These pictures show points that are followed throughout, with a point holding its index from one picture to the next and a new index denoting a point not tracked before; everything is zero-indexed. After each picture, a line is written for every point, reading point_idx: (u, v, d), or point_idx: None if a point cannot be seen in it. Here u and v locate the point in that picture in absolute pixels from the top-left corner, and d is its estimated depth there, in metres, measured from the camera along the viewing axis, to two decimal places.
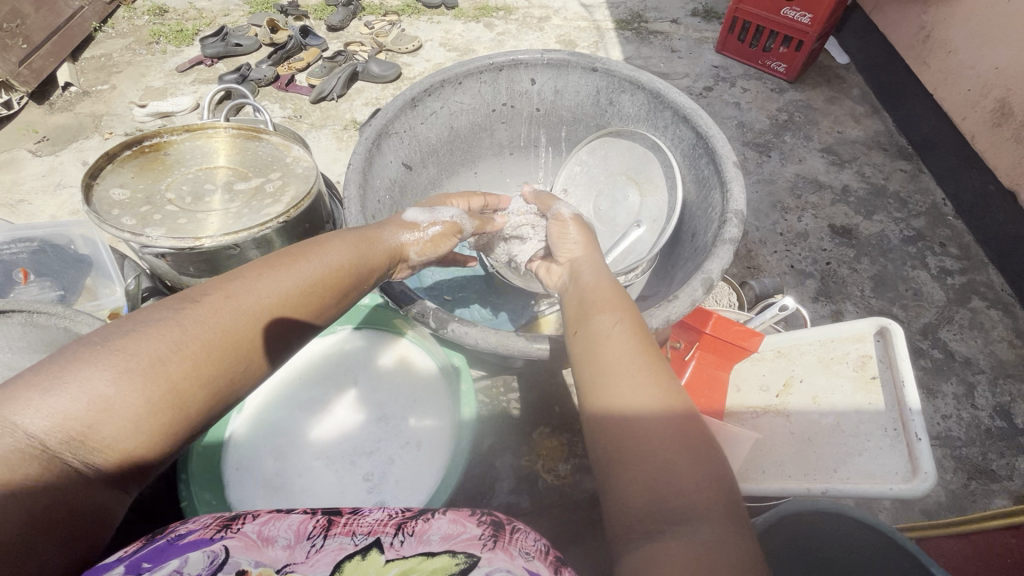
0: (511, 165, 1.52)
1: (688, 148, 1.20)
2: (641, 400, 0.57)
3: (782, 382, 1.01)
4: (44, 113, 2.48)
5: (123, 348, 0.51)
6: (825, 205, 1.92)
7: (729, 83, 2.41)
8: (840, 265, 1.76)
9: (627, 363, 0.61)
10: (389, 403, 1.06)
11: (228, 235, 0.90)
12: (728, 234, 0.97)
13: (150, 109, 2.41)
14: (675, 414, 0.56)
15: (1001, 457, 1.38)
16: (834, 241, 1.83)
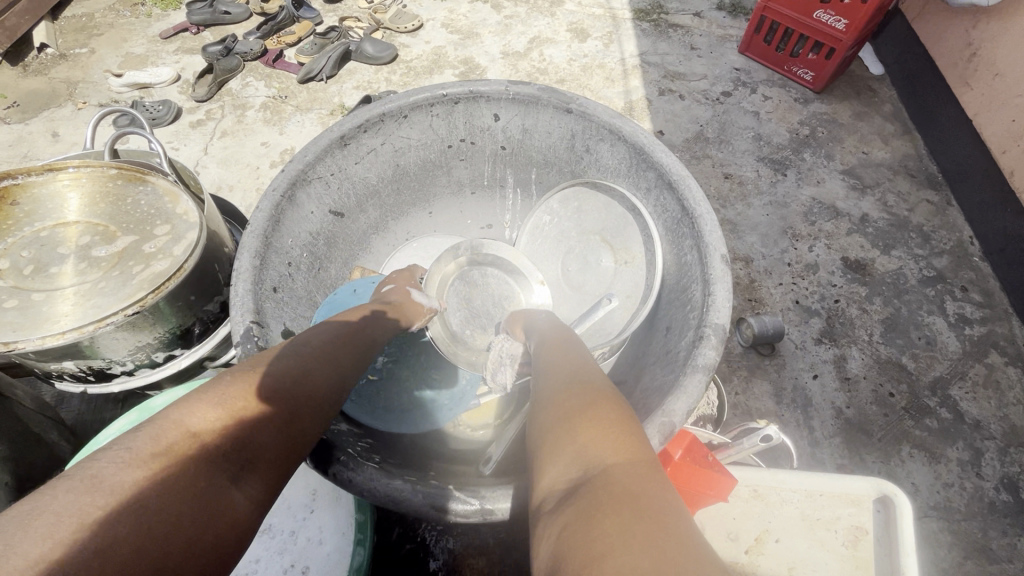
0: (473, 207, 1.29)
1: (671, 221, 0.98)
2: (583, 427, 0.54)
3: (755, 535, 0.82)
4: (17, 75, 2.28)
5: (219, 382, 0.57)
6: (840, 235, 1.63)
7: (750, 89, 2.06)
8: (849, 304, 1.48)
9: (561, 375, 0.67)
10: (282, 518, 0.90)
11: (55, 335, 0.73)
12: (703, 358, 0.77)
13: (126, 79, 2.18)
14: (608, 425, 0.53)
15: (1004, 535, 1.16)
16: (845, 277, 1.55)
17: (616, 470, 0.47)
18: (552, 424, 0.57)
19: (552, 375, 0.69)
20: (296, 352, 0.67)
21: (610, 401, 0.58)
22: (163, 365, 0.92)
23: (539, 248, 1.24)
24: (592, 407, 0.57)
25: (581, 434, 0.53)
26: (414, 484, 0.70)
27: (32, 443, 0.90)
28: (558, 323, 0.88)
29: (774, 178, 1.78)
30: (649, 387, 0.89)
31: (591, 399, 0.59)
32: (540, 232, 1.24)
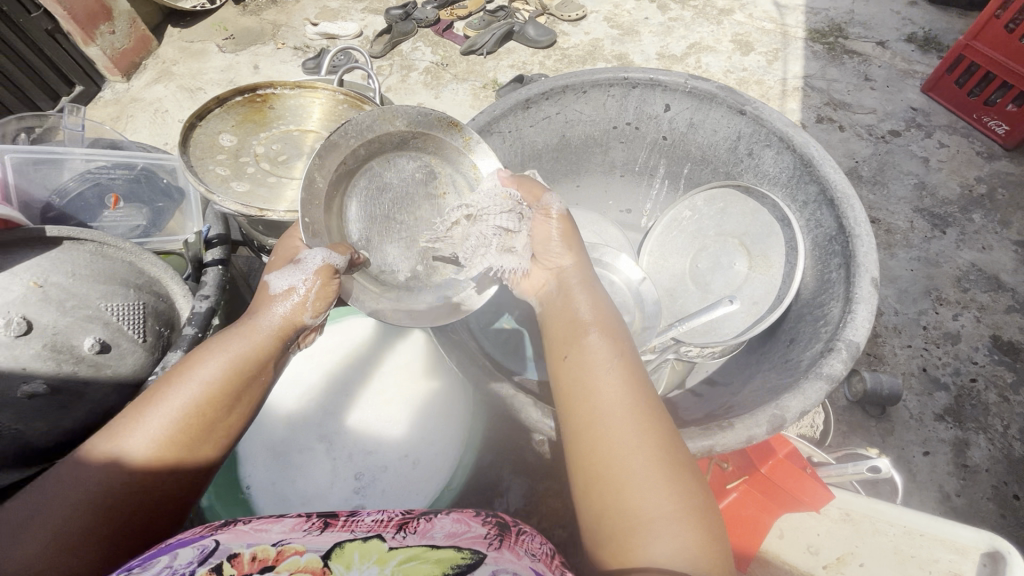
0: (618, 189, 1.38)
1: (823, 237, 0.98)
2: (646, 499, 0.50)
3: (838, 554, 0.83)
4: (236, 12, 2.66)
5: (146, 400, 0.53)
6: (996, 310, 1.48)
7: (924, 132, 1.90)
8: (989, 388, 1.35)
9: (613, 413, 0.56)
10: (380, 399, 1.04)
11: (291, 210, 0.89)
12: (830, 368, 0.78)
13: (319, 28, 2.48)
14: (683, 501, 0.51)
15: None
16: (992, 356, 1.41)
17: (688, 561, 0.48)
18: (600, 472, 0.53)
19: (579, 392, 0.59)
20: (201, 368, 0.55)
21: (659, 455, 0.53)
22: None
23: (672, 240, 1.28)
24: (649, 487, 0.51)
25: (663, 507, 0.50)
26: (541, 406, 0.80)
27: (235, 296, 1.11)
28: (623, 338, 0.64)
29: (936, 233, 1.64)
30: (760, 389, 0.92)
31: (647, 456, 0.53)
32: (676, 224, 1.28)
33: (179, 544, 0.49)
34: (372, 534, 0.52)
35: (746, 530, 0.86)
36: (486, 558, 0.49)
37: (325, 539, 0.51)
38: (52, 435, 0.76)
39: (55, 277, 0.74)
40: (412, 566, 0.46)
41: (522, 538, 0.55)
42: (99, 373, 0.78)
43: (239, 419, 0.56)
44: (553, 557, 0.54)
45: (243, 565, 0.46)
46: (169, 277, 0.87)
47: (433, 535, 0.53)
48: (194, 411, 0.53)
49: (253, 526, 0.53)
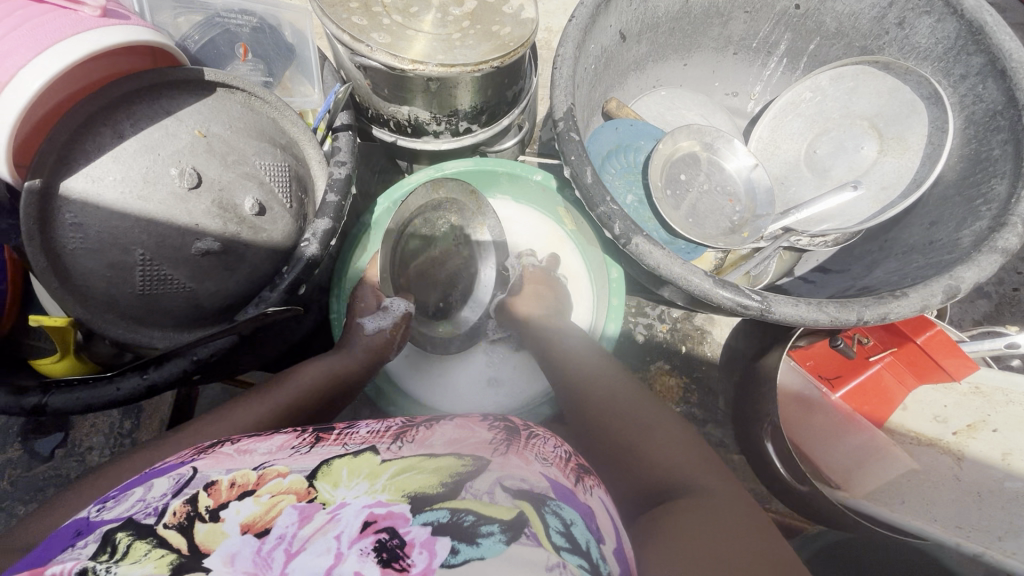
0: (727, 69, 1.27)
1: (983, 113, 0.93)
2: (651, 446, 0.63)
3: (969, 421, 0.86)
4: None
5: (235, 406, 0.70)
6: None
7: None
8: None
9: (602, 389, 0.75)
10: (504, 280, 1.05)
11: (444, 67, 0.82)
12: (1004, 241, 0.77)
13: None
14: (678, 441, 0.64)
15: None
16: None
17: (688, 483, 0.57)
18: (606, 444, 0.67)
19: (574, 386, 0.78)
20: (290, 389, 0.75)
21: (649, 419, 0.67)
22: (458, 136, 1.04)
23: (786, 124, 1.20)
24: (645, 433, 0.65)
25: (654, 447, 0.63)
26: (708, 275, 0.78)
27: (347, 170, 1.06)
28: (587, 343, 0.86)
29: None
30: (902, 270, 0.91)
31: (643, 424, 0.67)
32: (792, 107, 1.19)
33: (162, 471, 0.50)
34: (365, 448, 0.53)
35: (883, 401, 0.89)
36: (490, 465, 0.50)
37: (312, 456, 0.52)
38: (221, 297, 0.74)
39: (215, 127, 0.69)
40: (407, 478, 0.47)
41: (532, 442, 0.57)
42: (257, 237, 0.74)
43: (338, 399, 0.81)
44: (568, 461, 0.56)
45: (222, 493, 0.45)
46: (307, 141, 0.82)
47: (432, 443, 0.54)
48: (300, 401, 0.74)
49: (237, 448, 0.54)
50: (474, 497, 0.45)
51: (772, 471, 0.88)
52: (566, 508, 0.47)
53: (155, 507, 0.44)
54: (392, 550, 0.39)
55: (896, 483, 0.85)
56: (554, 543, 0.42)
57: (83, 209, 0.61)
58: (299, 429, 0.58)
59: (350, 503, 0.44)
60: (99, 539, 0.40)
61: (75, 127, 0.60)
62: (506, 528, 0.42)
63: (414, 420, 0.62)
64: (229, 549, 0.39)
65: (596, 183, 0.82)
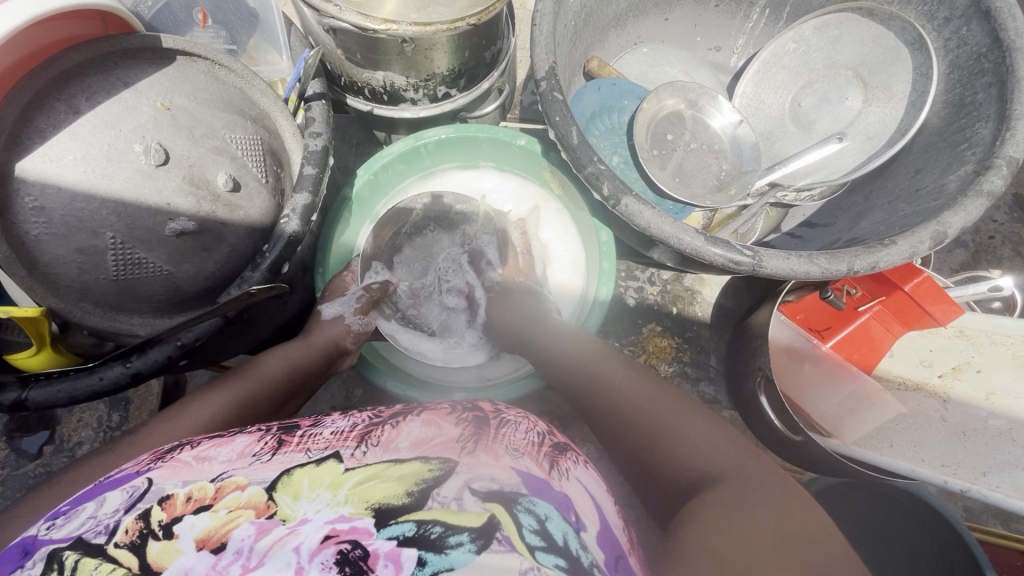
0: (709, 23, 1.23)
1: (967, 57, 0.93)
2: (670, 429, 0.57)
3: (953, 364, 0.89)
4: None
5: (194, 402, 0.66)
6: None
7: None
8: (1004, 245, 1.32)
9: (616, 373, 0.69)
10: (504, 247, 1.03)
11: (416, 26, 0.78)
12: (989, 184, 0.77)
13: None
14: (695, 419, 0.59)
15: None
16: (1011, 215, 1.35)
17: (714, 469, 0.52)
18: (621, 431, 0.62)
19: (583, 376, 0.72)
20: (251, 383, 0.72)
21: (674, 403, 0.61)
22: (437, 102, 1.00)
23: (770, 77, 1.18)
24: (663, 416, 0.60)
25: (679, 433, 0.57)
26: (701, 234, 0.77)
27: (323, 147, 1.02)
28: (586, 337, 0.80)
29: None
30: (888, 220, 0.91)
31: (656, 407, 0.61)
32: (776, 60, 1.17)
33: (116, 482, 0.47)
34: (329, 454, 0.49)
35: (873, 348, 0.90)
36: (459, 466, 0.47)
37: (273, 466, 0.48)
38: (200, 280, 0.71)
39: (178, 99, 0.65)
40: (371, 486, 0.44)
41: (502, 433, 0.54)
42: (234, 215, 0.70)
43: (301, 388, 0.79)
44: (541, 445, 0.54)
45: (176, 507, 0.42)
46: (278, 112, 0.78)
47: (398, 447, 0.51)
48: (267, 392, 0.73)
49: (196, 455, 0.50)
50: (441, 506, 0.42)
51: (766, 423, 0.90)
52: (540, 503, 0.45)
53: (106, 525, 0.41)
54: (356, 563, 0.37)
55: (885, 427, 0.87)
56: (528, 544, 0.40)
57: (43, 191, 0.57)
58: (261, 430, 0.55)
59: (312, 518, 0.41)
60: (45, 558, 0.39)
61: (26, 102, 0.56)
62: (476, 535, 0.40)
63: (381, 416, 0.58)
64: (182, 567, 0.38)
65: (582, 143, 0.80)
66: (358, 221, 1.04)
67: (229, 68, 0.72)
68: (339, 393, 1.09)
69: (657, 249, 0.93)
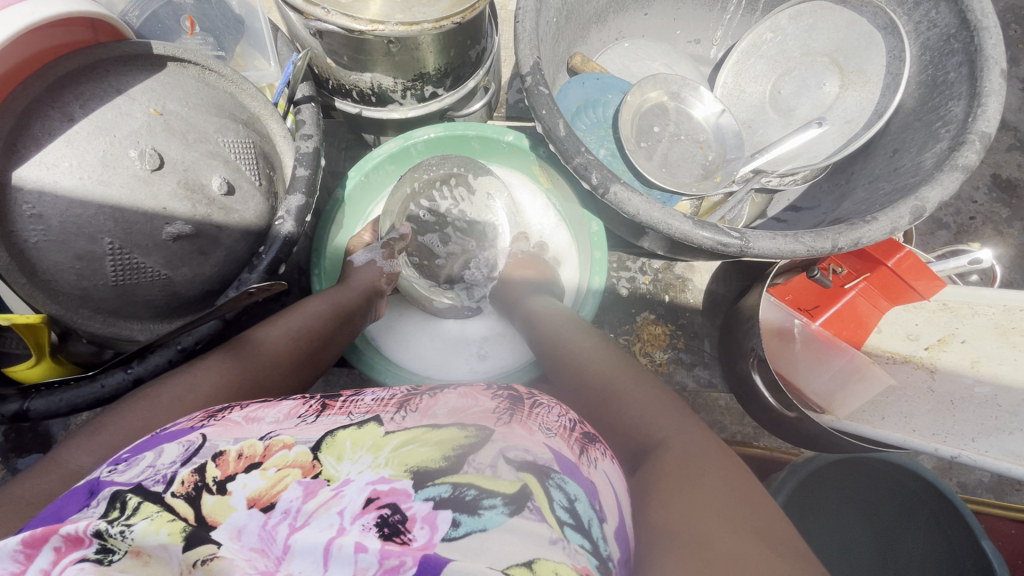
0: (688, 16, 1.26)
1: (937, 38, 0.95)
2: (619, 398, 0.62)
3: (938, 336, 0.92)
4: None
5: (206, 371, 0.62)
6: (998, 148, 1.43)
7: None
8: (985, 225, 1.36)
9: (564, 348, 0.76)
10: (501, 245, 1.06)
11: (403, 25, 0.79)
12: (964, 159, 0.80)
13: None
14: (639, 384, 0.64)
15: None
16: (989, 194, 1.39)
17: (656, 436, 0.56)
18: (585, 403, 0.66)
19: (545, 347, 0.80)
20: (264, 353, 0.69)
21: (611, 372, 0.67)
22: (425, 101, 1.02)
23: (749, 67, 1.21)
24: (605, 384, 0.65)
25: (620, 397, 0.62)
26: (691, 219, 0.79)
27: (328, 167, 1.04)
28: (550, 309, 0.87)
29: (1010, 36, 1.52)
30: (870, 199, 0.94)
31: (606, 376, 0.67)
32: (754, 50, 1.20)
33: (171, 436, 0.48)
34: (369, 417, 0.51)
35: (861, 324, 0.94)
36: (494, 435, 0.48)
37: (318, 427, 0.49)
38: (199, 283, 0.72)
39: (170, 104, 0.66)
40: (411, 450, 0.45)
41: (536, 412, 0.54)
42: (229, 218, 0.71)
43: (313, 359, 0.77)
44: (573, 430, 0.54)
45: (229, 464, 0.43)
46: (269, 116, 0.79)
47: (436, 413, 0.52)
48: (277, 364, 0.70)
49: (245, 415, 0.52)
50: (477, 471, 0.43)
51: (760, 402, 0.92)
52: (570, 483, 0.46)
53: (164, 474, 0.42)
54: (394, 526, 0.38)
55: (877, 401, 0.89)
56: (558, 519, 0.41)
57: (41, 198, 0.58)
58: (306, 394, 0.56)
59: (354, 479, 0.42)
60: (109, 498, 0.40)
61: (21, 110, 0.57)
62: (509, 501, 0.41)
63: (418, 388, 0.59)
64: (236, 523, 0.39)
65: (569, 135, 0.82)
66: (351, 220, 1.05)
67: (219, 73, 0.73)
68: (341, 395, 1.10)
69: (648, 240, 0.96)
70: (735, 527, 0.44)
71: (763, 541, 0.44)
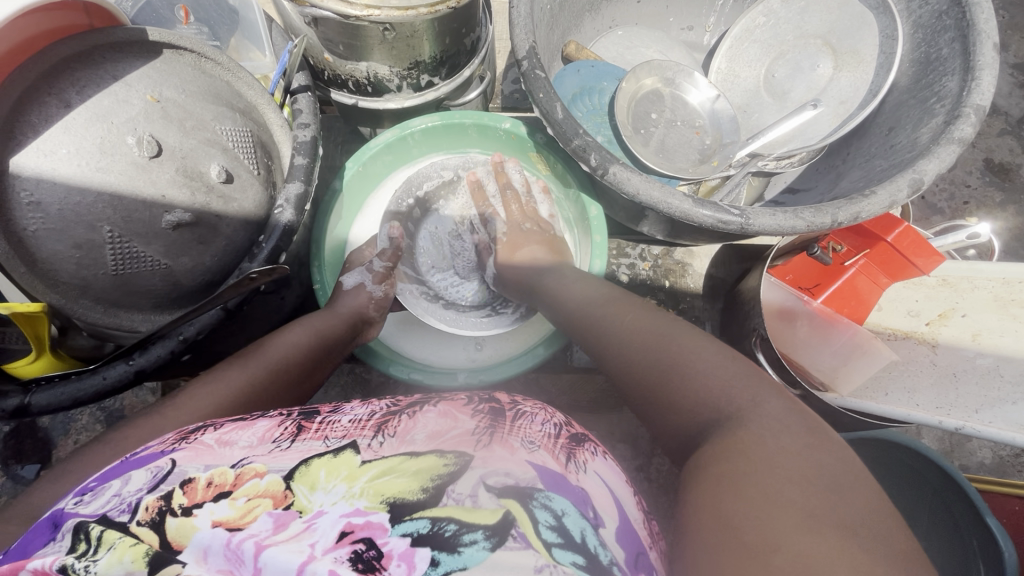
0: (681, 4, 1.26)
1: (929, 16, 0.96)
2: (683, 372, 0.58)
3: (939, 311, 0.92)
4: None
5: (204, 387, 0.64)
6: (989, 134, 1.44)
7: None
8: (979, 209, 1.37)
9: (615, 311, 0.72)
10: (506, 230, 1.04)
11: (398, 11, 0.79)
12: (960, 131, 0.80)
13: None
14: (709, 349, 0.60)
15: None
16: (982, 179, 1.40)
17: (726, 408, 0.53)
18: (630, 375, 0.65)
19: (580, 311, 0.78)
20: (264, 370, 0.71)
21: (676, 336, 0.63)
22: (421, 91, 1.01)
23: (743, 52, 1.22)
24: (673, 345, 0.62)
25: (694, 361, 0.59)
26: (693, 199, 0.79)
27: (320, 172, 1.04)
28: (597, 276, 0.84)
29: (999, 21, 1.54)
30: (866, 178, 0.94)
31: (674, 340, 0.62)
32: (748, 34, 1.20)
33: (140, 462, 0.48)
34: (346, 443, 0.51)
35: (862, 300, 0.94)
36: (473, 462, 0.49)
37: (292, 454, 0.50)
38: (199, 273, 0.71)
39: (167, 91, 0.66)
40: (388, 480, 0.45)
41: (519, 424, 0.57)
42: (228, 207, 0.71)
43: (311, 374, 0.78)
44: (559, 436, 0.57)
45: (197, 492, 0.43)
46: (265, 105, 0.79)
47: (414, 438, 0.52)
48: (276, 376, 0.71)
49: (218, 438, 0.52)
50: (456, 503, 0.43)
51: (765, 382, 0.92)
52: (556, 499, 0.47)
53: (129, 503, 0.42)
54: (368, 561, 0.37)
55: (879, 376, 0.90)
56: (545, 542, 0.41)
57: (39, 186, 0.57)
58: (281, 415, 0.57)
59: (328, 511, 0.42)
60: (71, 530, 0.40)
61: (17, 96, 0.56)
62: (491, 533, 0.41)
63: (399, 405, 0.60)
64: (202, 546, 0.39)
65: (567, 118, 0.82)
66: (350, 212, 1.04)
67: (215, 61, 0.73)
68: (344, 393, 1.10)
69: (648, 225, 0.96)
70: (810, 524, 0.41)
71: (838, 536, 0.40)
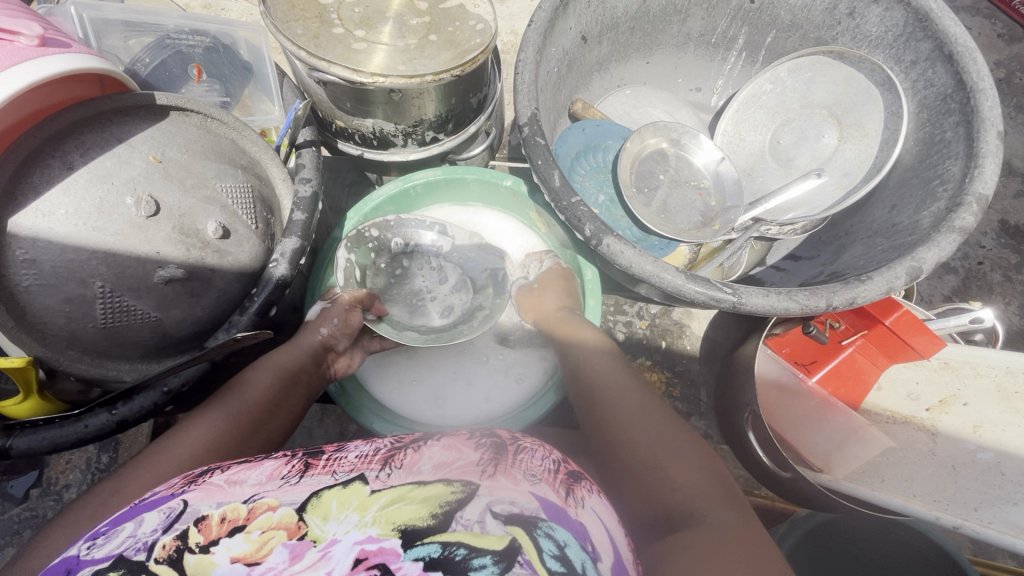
0: (689, 65, 1.28)
1: (934, 97, 0.97)
2: (665, 466, 0.58)
3: (939, 397, 0.90)
4: None
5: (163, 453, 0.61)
6: (1006, 195, 1.42)
7: None
8: (994, 270, 1.34)
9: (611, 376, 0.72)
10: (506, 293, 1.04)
11: (403, 78, 0.81)
12: (960, 220, 0.79)
13: None
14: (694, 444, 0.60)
15: None
16: (998, 240, 1.38)
17: (697, 514, 0.53)
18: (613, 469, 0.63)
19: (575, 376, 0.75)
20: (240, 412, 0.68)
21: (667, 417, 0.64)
22: (426, 145, 1.03)
23: (749, 116, 1.22)
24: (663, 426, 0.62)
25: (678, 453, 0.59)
26: (685, 273, 0.78)
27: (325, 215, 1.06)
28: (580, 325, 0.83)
29: (1014, 83, 1.54)
30: (867, 255, 0.93)
31: (658, 426, 0.62)
32: (754, 99, 1.21)
33: (151, 505, 0.46)
34: (354, 476, 0.49)
35: (857, 381, 0.93)
36: (480, 489, 0.46)
37: (302, 488, 0.47)
38: (189, 324, 0.72)
39: (170, 152, 0.68)
40: (398, 508, 0.44)
41: (520, 458, 0.53)
42: (223, 261, 0.72)
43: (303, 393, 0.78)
44: (558, 471, 0.53)
45: (212, 528, 0.42)
46: (269, 160, 0.81)
47: (421, 469, 0.50)
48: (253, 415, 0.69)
49: (228, 478, 0.50)
50: (465, 528, 0.42)
51: (753, 458, 0.90)
52: (559, 529, 0.44)
53: (145, 543, 0.42)
54: None
55: (877, 461, 0.87)
56: (548, 570, 0.40)
57: (35, 244, 0.59)
58: (288, 453, 0.54)
59: (341, 539, 0.41)
60: None
61: (22, 159, 0.58)
62: (499, 558, 0.40)
63: (403, 441, 0.57)
64: None
65: (564, 186, 0.82)
66: None
67: (219, 121, 0.76)
68: (335, 427, 1.09)
69: (646, 291, 0.97)
70: None
71: None
